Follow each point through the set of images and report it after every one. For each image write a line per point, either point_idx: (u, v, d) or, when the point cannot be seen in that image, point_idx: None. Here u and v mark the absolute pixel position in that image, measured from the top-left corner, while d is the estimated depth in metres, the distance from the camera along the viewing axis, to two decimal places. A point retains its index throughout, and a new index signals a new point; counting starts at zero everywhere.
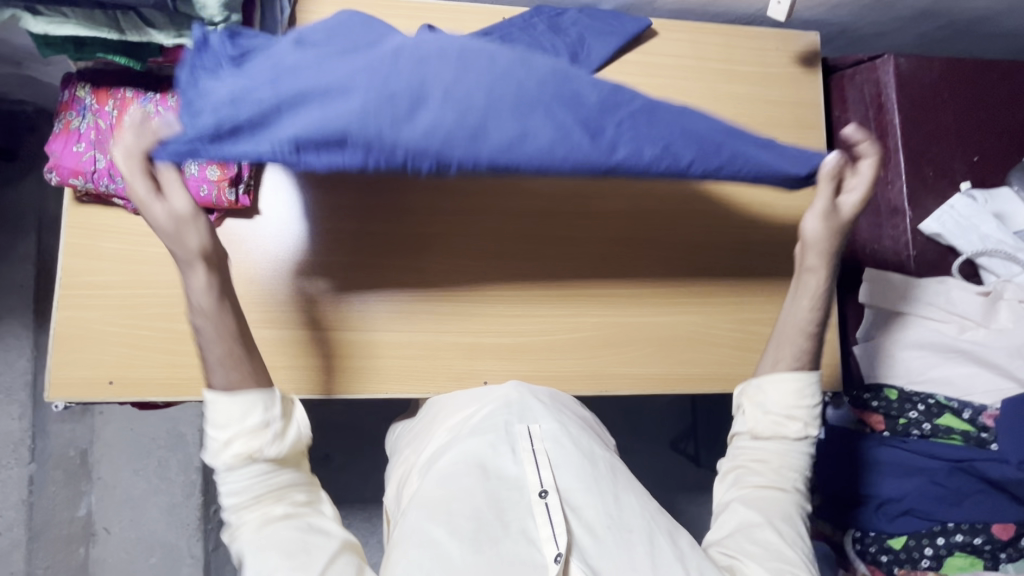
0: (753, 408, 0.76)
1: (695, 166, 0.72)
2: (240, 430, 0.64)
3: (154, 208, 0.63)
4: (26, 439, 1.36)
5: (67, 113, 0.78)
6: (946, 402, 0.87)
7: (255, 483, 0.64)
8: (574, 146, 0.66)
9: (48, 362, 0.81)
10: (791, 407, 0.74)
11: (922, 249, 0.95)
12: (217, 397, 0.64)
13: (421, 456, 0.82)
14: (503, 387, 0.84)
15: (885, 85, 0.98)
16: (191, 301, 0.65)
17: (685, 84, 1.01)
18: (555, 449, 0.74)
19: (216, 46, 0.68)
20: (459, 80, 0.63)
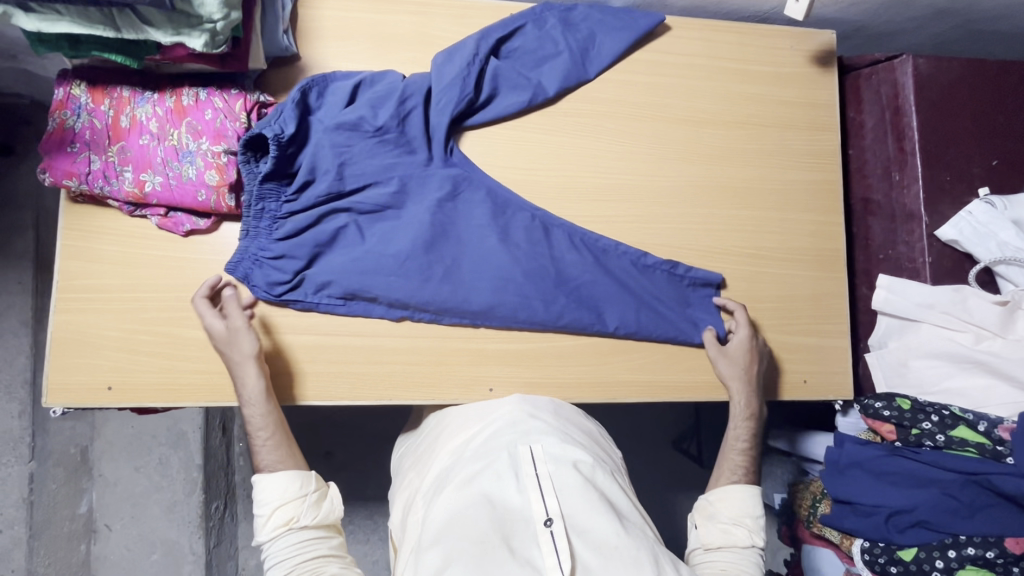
0: (703, 520, 0.85)
1: (619, 328, 0.90)
2: (281, 502, 0.77)
3: (217, 330, 0.79)
4: (26, 437, 1.32)
5: (61, 112, 0.76)
6: (961, 413, 0.85)
7: (292, 556, 0.75)
8: (533, 310, 0.87)
9: (45, 367, 0.79)
10: (739, 515, 0.84)
11: (938, 257, 0.93)
12: (262, 478, 0.78)
13: (423, 482, 0.82)
14: (507, 403, 0.84)
15: (903, 87, 0.96)
16: (243, 395, 0.78)
17: (697, 84, 0.98)
18: (558, 471, 0.74)
19: (261, 138, 0.78)
20: (458, 248, 0.88)
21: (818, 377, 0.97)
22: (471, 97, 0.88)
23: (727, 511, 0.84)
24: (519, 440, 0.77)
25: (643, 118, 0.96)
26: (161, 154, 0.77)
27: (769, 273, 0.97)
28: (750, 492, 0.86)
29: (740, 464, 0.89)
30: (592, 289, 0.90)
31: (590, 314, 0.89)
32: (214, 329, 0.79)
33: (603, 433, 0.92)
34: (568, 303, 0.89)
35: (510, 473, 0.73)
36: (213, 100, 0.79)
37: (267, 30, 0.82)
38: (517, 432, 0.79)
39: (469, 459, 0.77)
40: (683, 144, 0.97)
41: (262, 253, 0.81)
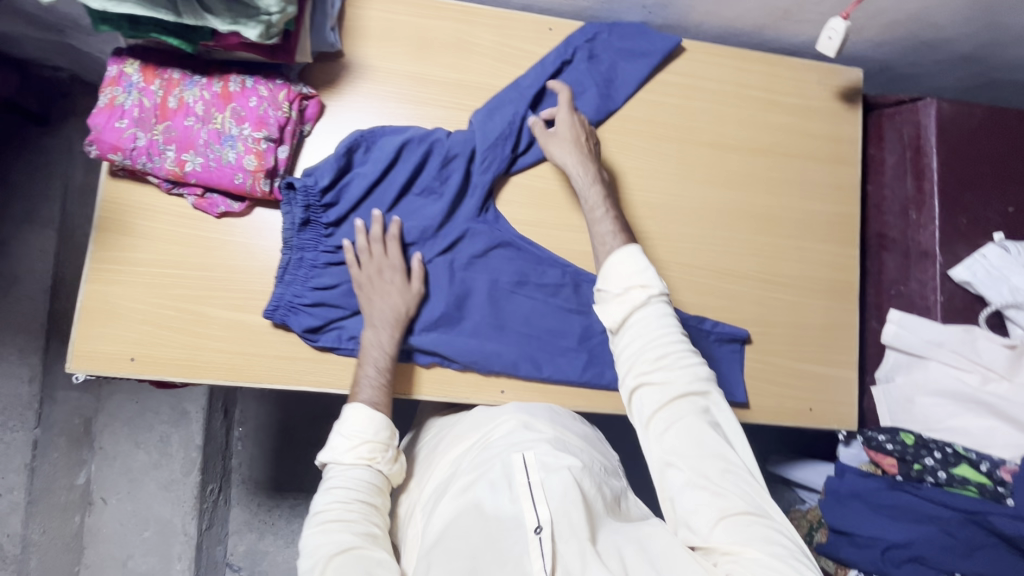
0: (602, 308, 0.76)
1: None
2: (370, 439, 0.77)
3: (394, 268, 0.85)
4: (34, 403, 1.32)
5: (113, 89, 0.78)
6: (964, 452, 0.86)
7: (352, 489, 0.73)
8: (559, 367, 0.91)
9: (72, 334, 0.81)
10: (633, 276, 0.75)
11: (950, 296, 0.95)
12: (360, 408, 0.77)
13: (423, 494, 0.82)
14: (504, 412, 0.85)
15: (926, 128, 0.98)
16: (376, 335, 0.83)
17: (724, 109, 1.00)
18: (549, 478, 0.71)
19: (306, 187, 0.82)
20: (489, 307, 0.91)
21: (824, 406, 0.98)
22: (511, 153, 0.91)
23: (615, 282, 0.75)
24: (512, 449, 0.76)
25: (670, 139, 0.98)
26: (204, 136, 0.79)
27: (782, 299, 0.99)
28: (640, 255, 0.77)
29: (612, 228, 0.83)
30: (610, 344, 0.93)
31: (609, 372, 0.92)
32: (392, 268, 0.85)
33: (601, 438, 0.93)
34: (589, 360, 0.92)
35: (504, 482, 0.72)
36: (259, 88, 0.81)
37: (315, 26, 0.85)
38: (511, 441, 0.78)
39: (466, 471, 0.77)
40: (707, 167, 0.99)
41: (299, 299, 0.84)
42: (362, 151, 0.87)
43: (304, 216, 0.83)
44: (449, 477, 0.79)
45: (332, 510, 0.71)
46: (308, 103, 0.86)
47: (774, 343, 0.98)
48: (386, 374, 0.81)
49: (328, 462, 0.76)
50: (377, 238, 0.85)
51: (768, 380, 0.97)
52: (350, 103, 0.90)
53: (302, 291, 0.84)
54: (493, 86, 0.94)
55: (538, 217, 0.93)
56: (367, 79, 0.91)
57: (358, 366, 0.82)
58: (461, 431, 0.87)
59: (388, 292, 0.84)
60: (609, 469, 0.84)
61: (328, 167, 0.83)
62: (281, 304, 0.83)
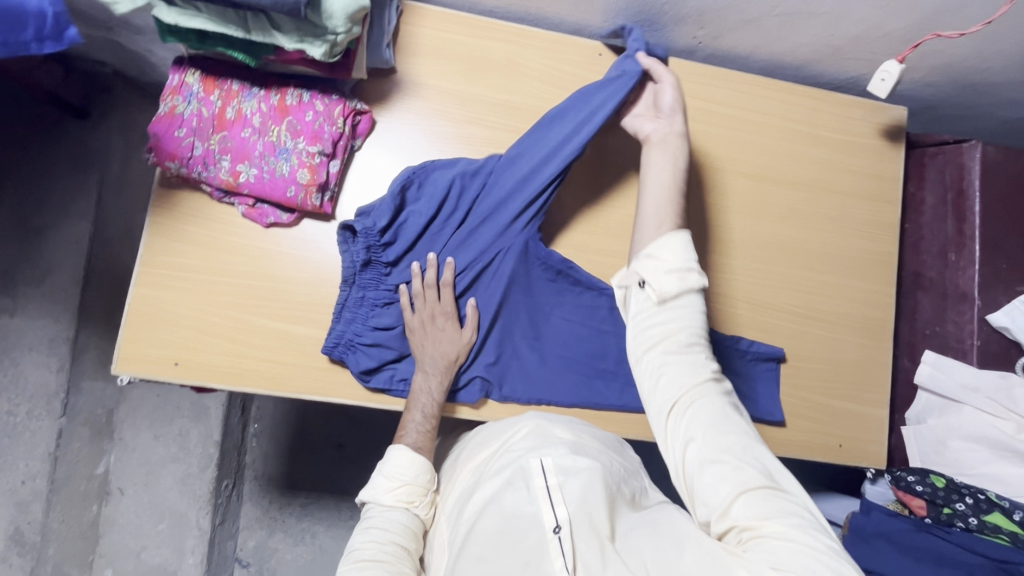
0: (650, 272, 0.69)
1: None
2: (410, 481, 0.79)
3: (446, 314, 0.86)
4: (60, 393, 1.37)
5: (174, 98, 0.79)
6: (997, 499, 0.86)
7: (389, 530, 0.74)
8: (598, 392, 0.92)
9: (119, 336, 0.82)
10: (685, 261, 0.69)
11: (987, 341, 0.95)
12: (407, 452, 0.80)
13: (445, 501, 0.81)
14: (522, 418, 0.85)
15: (969, 171, 0.98)
16: (428, 379, 0.85)
17: (768, 142, 1.01)
18: (568, 480, 0.71)
19: (365, 229, 0.82)
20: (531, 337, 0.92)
21: (853, 443, 0.98)
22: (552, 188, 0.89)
23: (671, 257, 0.69)
24: (530, 451, 0.76)
25: (714, 169, 0.99)
26: (260, 148, 0.80)
27: (816, 334, 0.99)
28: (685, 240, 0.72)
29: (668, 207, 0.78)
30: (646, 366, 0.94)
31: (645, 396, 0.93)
32: (444, 314, 0.86)
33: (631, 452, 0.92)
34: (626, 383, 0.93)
35: (522, 482, 0.72)
36: (315, 103, 0.82)
37: (372, 43, 0.85)
38: (531, 443, 0.78)
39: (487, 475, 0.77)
40: (748, 199, 1.00)
41: (359, 339, 0.84)
42: (419, 187, 0.85)
43: (364, 256, 0.84)
44: (471, 482, 0.79)
45: (368, 546, 0.72)
46: (361, 118, 0.87)
47: (806, 378, 0.98)
48: (432, 420, 0.84)
49: (368, 506, 0.79)
50: (431, 285, 0.85)
51: (799, 414, 0.97)
52: (401, 119, 0.91)
53: (363, 329, 0.85)
54: (542, 109, 0.95)
55: (579, 241, 0.94)
56: (419, 96, 0.91)
57: (406, 409, 0.85)
58: (485, 435, 0.87)
59: (443, 335, 0.86)
60: (632, 468, 0.82)
61: (383, 206, 0.82)
62: (342, 343, 0.84)
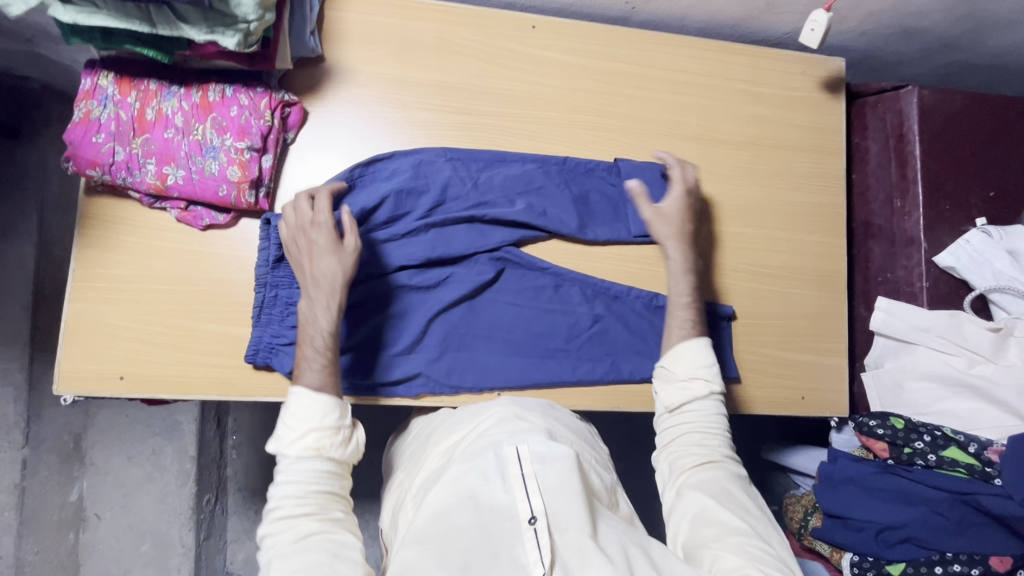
0: (662, 385, 0.85)
1: (634, 374, 0.93)
2: (316, 427, 0.71)
3: (315, 224, 0.77)
4: (21, 423, 1.28)
5: (88, 103, 0.76)
6: (952, 435, 0.88)
7: (305, 482, 0.70)
8: (549, 370, 0.91)
9: (58, 355, 0.79)
10: (696, 367, 0.84)
11: (935, 282, 0.97)
12: (304, 394, 0.72)
13: (414, 481, 0.80)
14: (495, 403, 0.82)
15: (908, 117, 0.99)
16: (314, 306, 0.76)
17: (710, 103, 1.00)
18: (544, 470, 0.70)
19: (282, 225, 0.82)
20: (470, 322, 0.91)
21: (816, 394, 0.99)
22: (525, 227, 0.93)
23: (683, 367, 0.84)
24: (505, 439, 0.74)
25: (658, 134, 0.98)
26: (185, 148, 0.78)
27: (772, 290, 1.00)
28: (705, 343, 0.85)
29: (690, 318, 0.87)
30: (594, 337, 0.93)
31: (595, 370, 0.92)
32: (318, 226, 0.77)
33: (590, 428, 0.91)
34: (579, 357, 0.92)
35: (497, 472, 0.71)
36: (239, 97, 0.80)
37: (294, 31, 0.83)
38: (505, 429, 0.76)
39: (458, 456, 0.75)
40: (696, 162, 0.99)
41: (278, 339, 0.82)
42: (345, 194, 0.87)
43: (278, 252, 0.82)
44: (442, 465, 0.77)
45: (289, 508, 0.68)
46: (291, 110, 0.84)
47: (766, 334, 0.99)
48: (328, 353, 0.76)
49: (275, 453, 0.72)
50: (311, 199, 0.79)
51: (761, 371, 0.98)
52: (334, 108, 0.88)
53: (281, 330, 0.82)
54: (479, 87, 0.93)
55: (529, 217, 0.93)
56: (351, 83, 0.89)
57: (298, 347, 0.77)
58: (451, 419, 0.85)
59: (326, 249, 0.77)
60: (601, 457, 0.84)
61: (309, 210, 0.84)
62: (263, 344, 0.82)
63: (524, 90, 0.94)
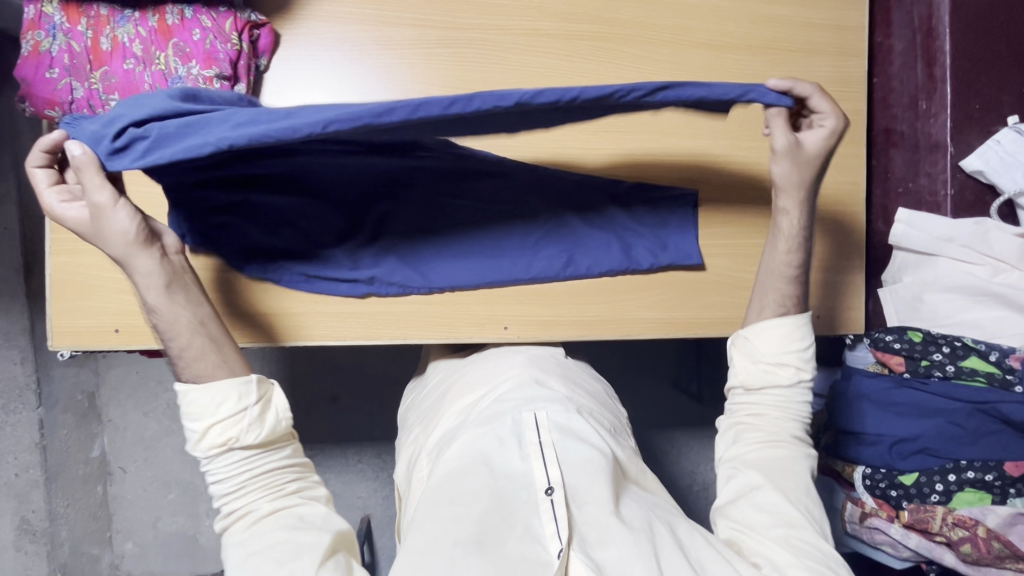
0: (742, 359, 0.80)
1: (593, 269, 0.87)
2: (217, 419, 0.64)
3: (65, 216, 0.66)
4: (32, 384, 1.24)
5: (34, 33, 0.69)
6: (973, 344, 0.86)
7: (240, 472, 0.65)
8: (502, 265, 0.85)
9: (48, 310, 0.77)
10: (781, 353, 0.77)
11: (960, 189, 0.91)
12: (186, 388, 0.65)
13: (428, 439, 0.79)
14: (514, 366, 0.81)
15: (938, 7, 0.90)
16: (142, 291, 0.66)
17: (720, 4, 0.92)
18: (562, 440, 0.69)
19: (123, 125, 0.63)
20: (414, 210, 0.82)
21: (830, 313, 0.97)
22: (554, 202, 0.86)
23: (766, 350, 0.78)
24: (523, 405, 0.73)
25: (664, 42, 0.90)
26: (149, 80, 0.71)
27: None
28: (796, 324, 0.78)
29: (791, 293, 0.80)
30: (555, 243, 0.86)
31: (567, 255, 0.87)
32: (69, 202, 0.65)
33: (611, 393, 0.90)
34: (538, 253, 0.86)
35: (513, 440, 0.68)
36: (201, 18, 0.72)
37: None
38: (521, 396, 0.74)
39: (473, 421, 0.73)
40: (705, 71, 0.92)
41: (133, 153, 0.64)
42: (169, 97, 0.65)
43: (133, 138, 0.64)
44: (457, 425, 0.76)
45: (228, 503, 0.65)
46: (260, 32, 0.77)
47: None
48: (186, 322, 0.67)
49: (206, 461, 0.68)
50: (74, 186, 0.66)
51: None
52: (308, 29, 0.80)
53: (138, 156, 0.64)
54: None
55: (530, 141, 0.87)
56: None
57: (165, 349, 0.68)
58: (472, 378, 0.83)
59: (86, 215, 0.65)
60: (617, 424, 0.82)
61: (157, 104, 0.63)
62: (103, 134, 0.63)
63: None
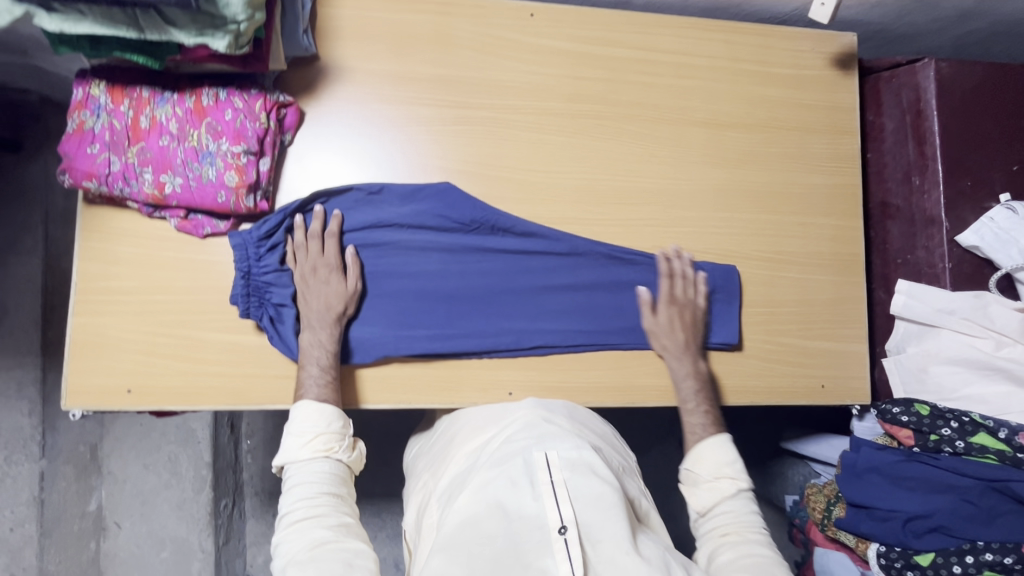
0: (691, 488, 0.84)
1: (598, 335, 0.90)
2: (324, 431, 0.74)
3: (329, 267, 0.81)
4: (37, 435, 1.23)
5: (81, 113, 0.75)
6: (981, 420, 0.85)
7: (319, 485, 0.71)
8: (515, 329, 0.88)
9: (65, 371, 0.79)
10: (718, 468, 0.82)
11: (958, 262, 0.93)
12: (306, 404, 0.75)
13: (439, 483, 0.79)
14: (521, 408, 0.81)
15: (925, 91, 0.95)
16: (310, 332, 0.80)
17: (719, 86, 0.97)
18: (574, 478, 0.67)
19: (258, 239, 0.80)
20: (440, 278, 0.88)
21: (834, 382, 0.97)
22: (567, 274, 0.91)
23: (706, 468, 0.83)
24: (532, 444, 0.72)
25: (664, 121, 0.96)
26: (181, 155, 0.76)
27: (789, 277, 0.97)
28: (721, 441, 0.84)
29: (704, 420, 0.86)
30: (562, 314, 0.90)
31: (541, 330, 0.89)
32: (326, 266, 0.81)
33: (617, 435, 0.89)
34: (548, 320, 0.90)
35: (525, 479, 0.67)
36: (233, 100, 0.78)
37: (286, 30, 0.81)
38: (532, 435, 0.74)
39: (484, 463, 0.72)
40: (705, 147, 0.96)
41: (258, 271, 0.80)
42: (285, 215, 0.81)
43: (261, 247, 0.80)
44: (467, 469, 0.75)
45: (302, 513, 0.68)
46: (287, 111, 0.83)
47: (784, 321, 0.96)
48: (330, 372, 0.79)
49: (285, 465, 0.74)
50: (315, 235, 0.82)
51: (782, 361, 0.96)
52: (330, 107, 0.86)
53: (263, 264, 0.80)
54: (480, 78, 0.90)
55: (539, 209, 0.91)
56: (347, 80, 0.87)
57: (299, 369, 0.79)
58: (478, 420, 0.83)
59: (337, 280, 0.81)
60: (627, 467, 0.81)
61: (274, 274, 0.81)
62: (247, 243, 0.79)
63: (526, 80, 0.92)
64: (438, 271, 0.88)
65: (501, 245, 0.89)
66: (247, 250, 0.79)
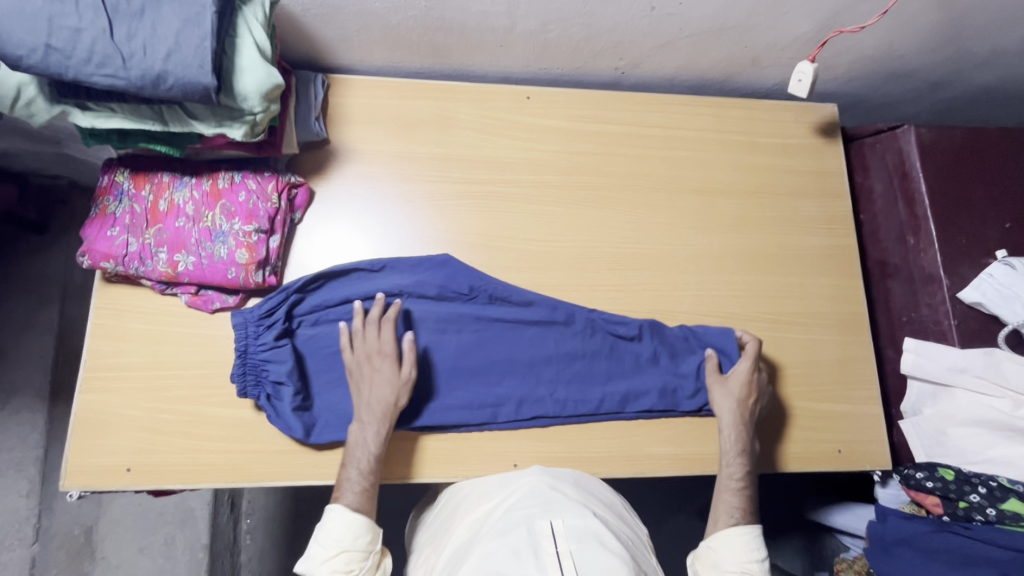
0: (708, 568, 0.82)
1: (602, 402, 0.89)
2: (348, 549, 0.74)
3: (384, 356, 0.81)
4: (32, 518, 1.20)
5: (105, 199, 0.80)
6: (1011, 485, 0.81)
7: None
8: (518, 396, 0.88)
9: (66, 449, 0.78)
10: (744, 562, 0.80)
11: (964, 319, 0.92)
12: (342, 513, 0.75)
13: (440, 561, 0.75)
14: (525, 476, 0.78)
15: (909, 154, 0.99)
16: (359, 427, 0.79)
17: (709, 156, 1.02)
18: (580, 548, 0.65)
19: (256, 319, 0.80)
20: (445, 347, 0.89)
21: (851, 446, 0.94)
22: (567, 339, 0.91)
23: (733, 558, 0.80)
24: (536, 514, 0.69)
25: (658, 190, 0.99)
26: (196, 235, 0.80)
27: (795, 339, 0.97)
28: (751, 534, 0.82)
29: (736, 505, 0.84)
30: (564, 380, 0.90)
31: (544, 396, 0.88)
32: (383, 356, 0.81)
33: (627, 506, 0.86)
34: (551, 386, 0.89)
35: (529, 549, 0.64)
36: (248, 182, 0.83)
37: (299, 118, 0.87)
38: (535, 504, 0.71)
39: (486, 536, 0.69)
40: (700, 214, 1.00)
41: (254, 350, 0.80)
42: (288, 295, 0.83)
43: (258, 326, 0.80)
44: (469, 544, 0.71)
45: None
46: (298, 191, 0.87)
47: (792, 383, 0.95)
48: (371, 476, 0.77)
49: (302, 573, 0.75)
50: (372, 323, 0.82)
51: (794, 425, 0.93)
52: (340, 186, 0.91)
53: (259, 342, 0.80)
54: (480, 155, 0.95)
55: (540, 276, 0.93)
56: (356, 161, 0.92)
57: (343, 466, 0.78)
58: (477, 494, 0.80)
59: (388, 371, 0.80)
60: (637, 541, 0.77)
61: (271, 350, 0.80)
62: (246, 323, 0.80)
63: (524, 156, 0.97)
64: (445, 342, 0.89)
65: (503, 313, 0.91)
66: (246, 330, 0.80)
